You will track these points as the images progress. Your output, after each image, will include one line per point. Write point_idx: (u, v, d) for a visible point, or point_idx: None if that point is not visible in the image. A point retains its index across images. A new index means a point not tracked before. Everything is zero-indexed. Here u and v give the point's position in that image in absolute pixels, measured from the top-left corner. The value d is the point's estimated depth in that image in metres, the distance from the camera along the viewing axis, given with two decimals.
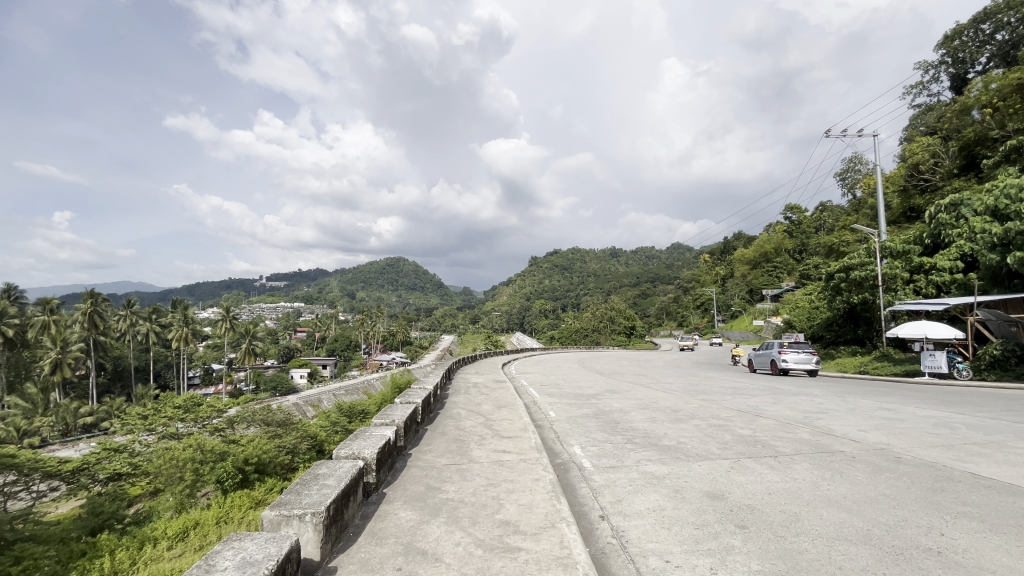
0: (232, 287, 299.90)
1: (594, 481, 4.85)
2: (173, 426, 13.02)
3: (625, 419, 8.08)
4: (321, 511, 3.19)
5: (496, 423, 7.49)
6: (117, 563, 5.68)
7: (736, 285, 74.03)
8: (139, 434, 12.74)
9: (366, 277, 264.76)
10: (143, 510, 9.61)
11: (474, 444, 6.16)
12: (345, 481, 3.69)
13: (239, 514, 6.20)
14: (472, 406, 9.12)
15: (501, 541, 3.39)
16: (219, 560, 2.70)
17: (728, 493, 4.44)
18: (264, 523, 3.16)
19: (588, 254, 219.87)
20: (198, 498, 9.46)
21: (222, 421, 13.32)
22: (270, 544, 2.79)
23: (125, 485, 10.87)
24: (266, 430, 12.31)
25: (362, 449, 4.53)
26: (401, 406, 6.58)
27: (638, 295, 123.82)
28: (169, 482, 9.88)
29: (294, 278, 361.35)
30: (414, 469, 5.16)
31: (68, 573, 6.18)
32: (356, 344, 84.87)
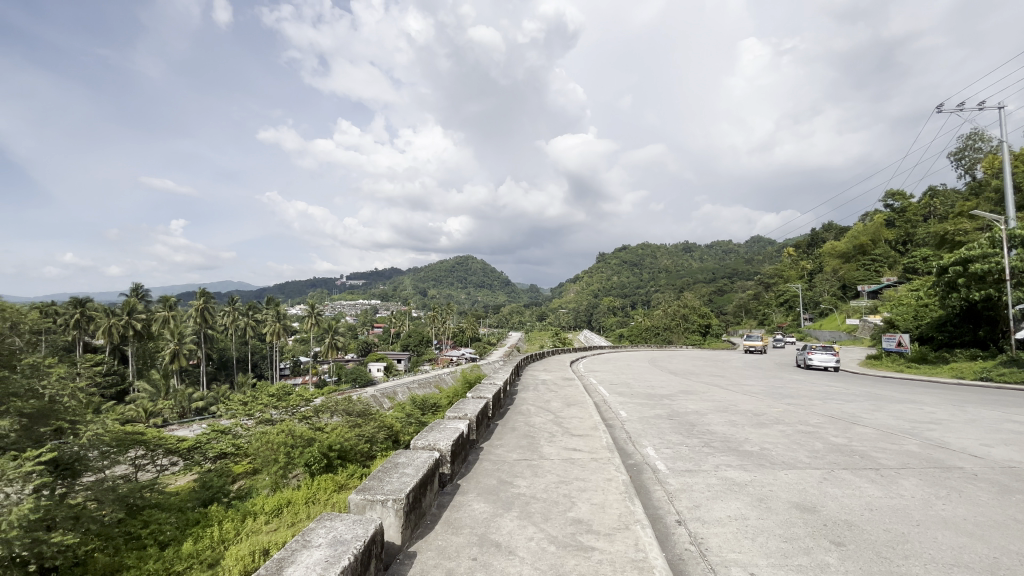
0: (317, 286, 323.53)
1: (669, 484, 4.69)
2: (268, 412, 14.30)
3: (702, 422, 7.71)
4: (402, 497, 3.35)
5: (566, 420, 7.48)
6: (225, 540, 6.37)
7: (826, 280, 68.02)
8: (240, 418, 14.16)
9: (437, 275, 274.45)
10: (244, 487, 10.70)
11: (544, 441, 6.19)
12: (422, 470, 3.86)
13: (325, 496, 6.73)
14: (542, 403, 9.16)
15: (575, 539, 3.37)
16: (312, 537, 2.93)
17: (821, 505, 4.11)
18: (352, 506, 3.39)
19: (659, 249, 212.05)
20: (289, 479, 10.38)
21: (309, 409, 14.44)
22: (357, 526, 2.98)
23: (230, 463, 12.16)
24: (348, 419, 13.22)
25: (438, 441, 4.71)
26: (472, 400, 6.75)
27: (714, 291, 117.48)
28: (265, 463, 10.90)
29: (371, 277, 383.05)
30: (487, 462, 5.28)
31: (188, 537, 7.09)
32: (428, 340, 88.27)
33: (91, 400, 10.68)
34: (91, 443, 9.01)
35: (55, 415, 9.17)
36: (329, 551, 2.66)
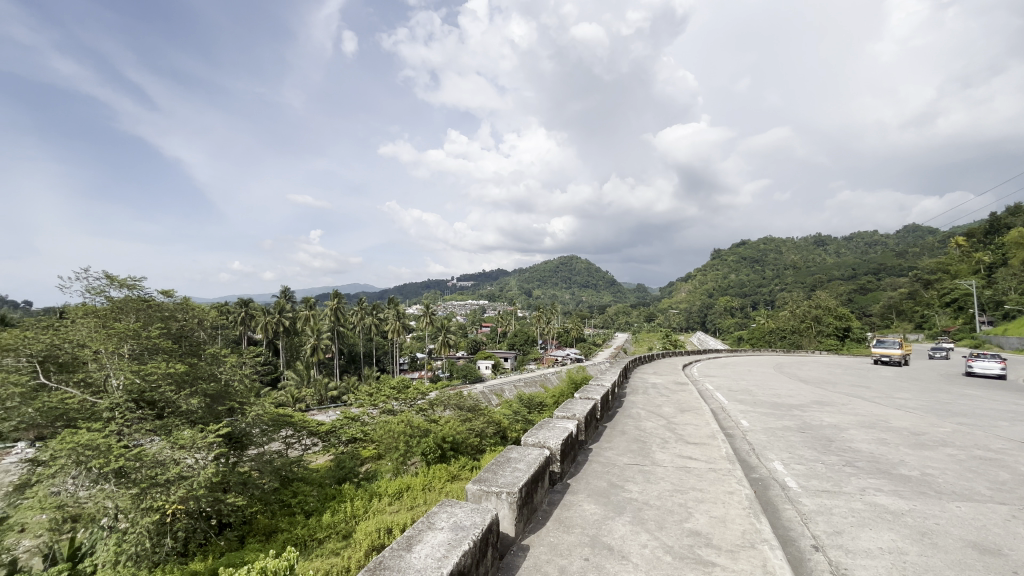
0: (431, 287, 346.41)
1: (802, 504, 4.21)
2: (390, 403, 15.64)
3: (842, 438, 6.78)
4: (515, 491, 3.46)
5: (679, 427, 7.09)
6: (358, 520, 7.21)
7: (1013, 276, 55.56)
8: (367, 407, 15.69)
9: (541, 276, 277.76)
10: (370, 470, 11.93)
11: (656, 447, 5.94)
12: (534, 467, 3.95)
13: (439, 484, 7.23)
14: (652, 407, 8.78)
15: (693, 552, 3.19)
16: (436, 518, 3.16)
17: (1009, 549, 3.37)
18: (469, 495, 3.59)
19: (786, 244, 190.91)
20: (408, 465, 11.34)
21: (425, 402, 15.52)
22: (475, 513, 3.14)
23: (359, 447, 13.53)
24: (459, 413, 14.08)
25: (547, 439, 4.77)
26: (581, 401, 6.70)
27: (855, 290, 102.54)
28: (388, 450, 12.01)
29: (479, 278, 399.40)
30: (596, 464, 5.22)
31: (327, 509, 8.20)
32: (533, 340, 89.62)
33: (254, 385, 12.79)
34: (253, 421, 10.90)
35: (229, 397, 11.21)
36: (450, 535, 2.84)
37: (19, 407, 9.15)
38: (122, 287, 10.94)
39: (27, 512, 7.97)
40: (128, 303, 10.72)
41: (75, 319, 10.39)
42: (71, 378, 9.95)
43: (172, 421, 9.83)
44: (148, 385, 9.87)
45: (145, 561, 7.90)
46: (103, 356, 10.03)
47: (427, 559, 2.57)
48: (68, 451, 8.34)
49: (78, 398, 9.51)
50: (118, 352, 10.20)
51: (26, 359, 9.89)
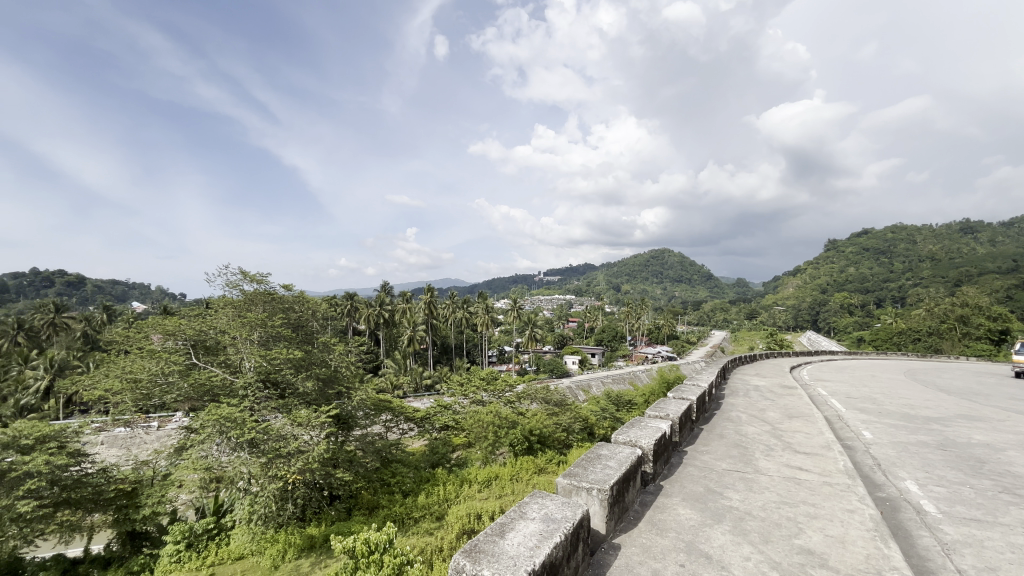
0: (518, 282, 351.25)
1: (944, 533, 3.65)
2: (480, 393, 16.17)
3: (997, 460, 5.75)
4: (606, 489, 3.40)
5: (788, 434, 6.48)
6: (450, 503, 7.74)
7: None
8: (459, 397, 16.38)
9: (630, 270, 269.30)
10: (461, 456, 12.57)
11: (760, 454, 5.51)
12: (625, 465, 3.86)
13: (527, 475, 7.50)
14: (754, 411, 8.14)
15: (803, 571, 2.93)
16: (528, 508, 3.22)
17: None
18: (560, 488, 3.62)
19: (922, 233, 165.33)
20: (496, 454, 11.79)
21: (513, 394, 15.94)
22: (566, 507, 3.14)
23: (451, 434, 14.23)
24: (546, 407, 14.38)
25: (639, 438, 4.64)
26: (675, 401, 6.42)
27: (1017, 285, 85.83)
28: (478, 438, 12.55)
29: (566, 273, 397.83)
30: (692, 467, 4.98)
31: (424, 490, 8.94)
32: (622, 336, 87.22)
33: (358, 371, 13.99)
34: (358, 405, 11.96)
35: (338, 381, 12.40)
36: (542, 526, 2.88)
37: (177, 382, 10.86)
38: (253, 281, 12.50)
39: (184, 471, 9.52)
40: (257, 295, 12.19)
41: (217, 308, 12.08)
42: (214, 359, 11.64)
43: (292, 401, 11.11)
44: (272, 368, 11.17)
45: (271, 522, 9.45)
46: (238, 342, 11.57)
47: (519, 548, 2.63)
48: (212, 422, 9.65)
49: (219, 377, 11.12)
50: (250, 338, 11.68)
51: (181, 342, 11.66)
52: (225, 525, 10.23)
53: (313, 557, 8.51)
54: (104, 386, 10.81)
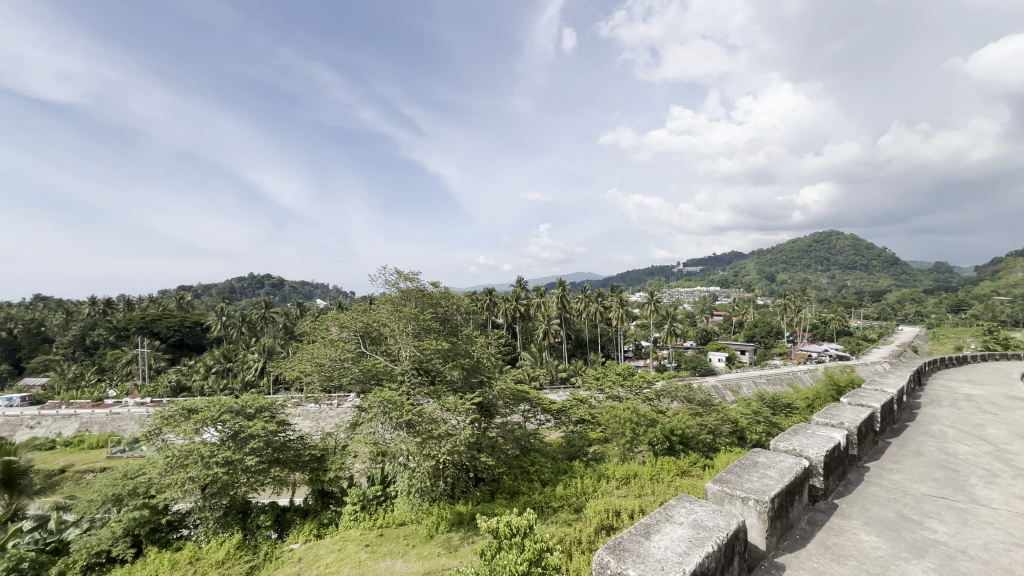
0: (655, 274, 333.71)
1: None
2: (616, 389, 15.86)
3: None
4: (765, 501, 3.07)
5: (1021, 459, 5.09)
6: (587, 497, 8.24)
7: None
8: (595, 391, 16.28)
9: (788, 258, 237.60)
10: (598, 451, 12.92)
11: (978, 480, 4.42)
12: (789, 477, 3.44)
13: (668, 477, 7.37)
14: (966, 426, 6.56)
15: None
16: (673, 510, 3.08)
17: None
18: (710, 495, 3.37)
19: None
20: (635, 452, 11.99)
21: (652, 391, 15.33)
22: (718, 516, 2.92)
23: (588, 428, 14.45)
24: (688, 407, 14.04)
25: (805, 447, 4.09)
26: (851, 408, 5.49)
27: None
28: (614, 433, 12.72)
29: (709, 263, 367.18)
30: (876, 488, 4.21)
31: (565, 483, 9.61)
32: (779, 332, 77.39)
33: (498, 363, 14.84)
34: (498, 395, 12.71)
35: (480, 371, 13.29)
36: (691, 532, 2.71)
37: (350, 366, 12.71)
38: (406, 280, 14.01)
39: (358, 444, 11.06)
40: (410, 292, 13.62)
41: (379, 303, 13.80)
42: (378, 349, 13.33)
43: (441, 388, 12.20)
44: (424, 358, 12.38)
45: (427, 495, 10.66)
46: (396, 333, 13.08)
47: (667, 552, 2.52)
48: (378, 403, 10.93)
49: (382, 364, 12.69)
50: (406, 331, 13.10)
51: (353, 333, 13.55)
52: (389, 493, 11.85)
53: (462, 532, 9.59)
54: (299, 368, 13.06)
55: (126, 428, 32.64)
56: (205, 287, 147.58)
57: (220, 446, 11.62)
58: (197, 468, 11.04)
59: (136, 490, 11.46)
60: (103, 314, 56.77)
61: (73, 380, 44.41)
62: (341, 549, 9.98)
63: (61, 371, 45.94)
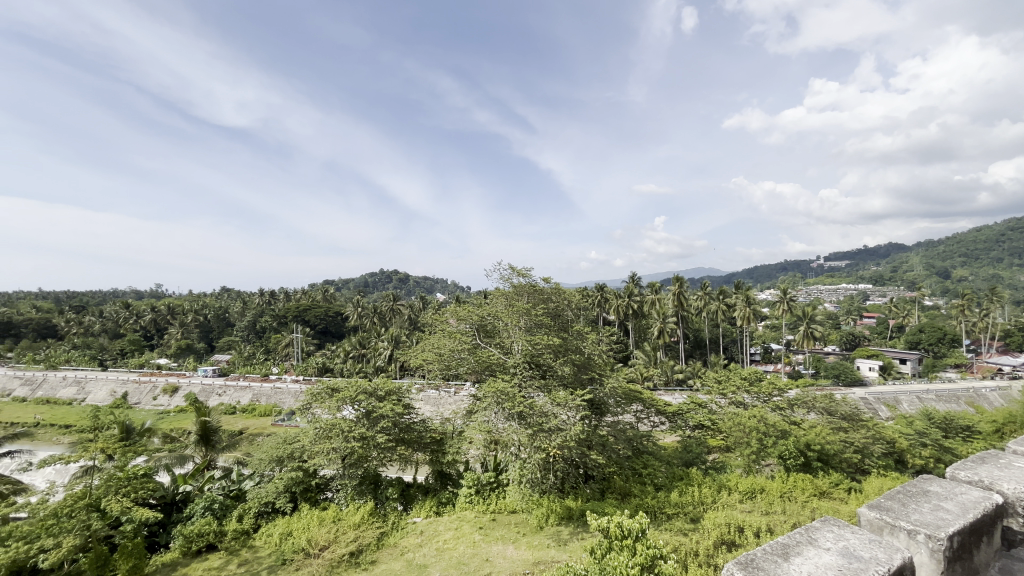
0: (790, 270, 298.04)
1: None
2: (741, 395, 14.54)
3: None
4: (941, 538, 2.59)
5: None
6: (705, 508, 8.35)
7: None
8: (716, 395, 15.10)
9: (970, 249, 195.48)
10: (718, 460, 12.17)
11: None
12: (972, 513, 2.85)
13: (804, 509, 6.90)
14: None
15: None
16: (816, 532, 2.75)
17: None
18: (864, 521, 2.93)
19: None
20: (761, 465, 11.26)
21: (783, 399, 13.87)
22: (876, 547, 2.53)
23: (707, 435, 13.57)
24: (829, 421, 12.48)
25: (996, 480, 3.35)
26: None
27: None
28: (737, 443, 11.91)
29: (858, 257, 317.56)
30: None
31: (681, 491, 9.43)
32: (955, 339, 63.90)
33: (609, 360, 14.61)
34: (609, 392, 12.52)
35: (591, 367, 13.16)
36: (842, 561, 2.39)
37: (467, 357, 13.45)
38: (519, 276, 14.37)
39: (474, 430, 11.65)
40: (522, 287, 13.96)
41: (493, 297, 14.40)
42: (492, 341, 13.91)
43: (552, 383, 12.34)
44: (536, 352, 12.60)
45: (537, 487, 10.89)
46: (509, 327, 13.55)
47: None
48: (492, 393, 11.42)
49: (495, 356, 13.23)
50: (519, 325, 13.48)
51: (469, 325, 14.28)
52: (502, 480, 12.38)
53: (571, 528, 9.76)
54: (422, 357, 14.12)
55: (285, 401, 38.39)
56: (346, 281, 166.82)
57: (357, 423, 13.06)
58: (339, 441, 12.53)
59: (292, 454, 13.33)
60: (269, 304, 67.47)
61: (248, 358, 53.58)
62: (457, 528, 10.64)
63: (240, 350, 55.66)
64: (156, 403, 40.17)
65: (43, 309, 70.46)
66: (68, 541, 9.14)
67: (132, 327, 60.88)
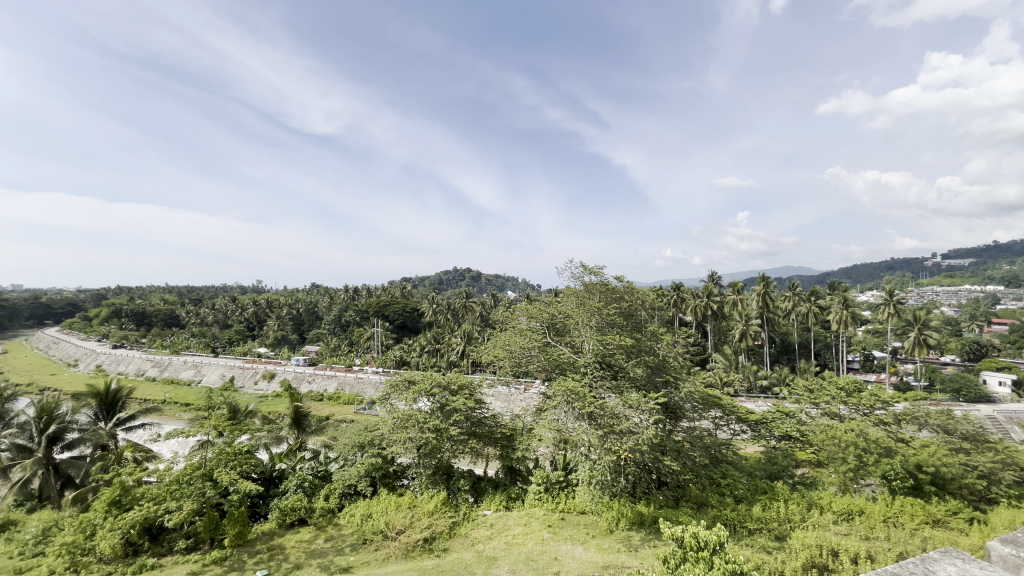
0: (897, 269, 266.17)
1: None
2: (837, 406, 13.26)
3: None
4: None
5: None
6: (792, 527, 7.78)
7: None
8: (806, 405, 13.89)
9: None
10: (808, 476, 11.24)
11: None
12: None
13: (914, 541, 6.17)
14: None
15: None
16: (934, 564, 2.46)
17: None
18: (994, 556, 2.57)
19: None
20: (860, 485, 10.27)
21: (888, 413, 12.46)
22: None
23: (796, 448, 12.56)
24: (945, 440, 11.03)
25: None
26: None
27: None
28: (831, 459, 10.94)
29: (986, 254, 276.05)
30: None
31: (764, 505, 8.86)
32: None
33: (685, 363, 14.03)
34: (686, 397, 11.99)
35: (666, 370, 12.69)
36: None
37: (537, 355, 13.51)
38: (591, 274, 14.19)
39: (543, 428, 11.65)
40: (594, 286, 13.75)
41: (564, 296, 14.34)
42: (563, 340, 13.86)
43: (624, 384, 12.02)
44: (607, 352, 12.36)
45: (608, 490, 10.71)
46: (581, 326, 13.44)
47: None
48: (562, 392, 11.36)
49: (566, 355, 13.17)
50: (590, 324, 13.29)
51: (540, 323, 14.31)
52: (571, 480, 12.30)
53: (642, 534, 9.50)
54: (493, 353, 14.38)
55: (366, 391, 40.89)
56: (422, 278, 174.07)
57: (431, 415, 13.59)
58: (415, 431, 13.11)
59: (372, 441, 14.14)
60: (353, 299, 72.25)
61: (334, 349, 57.74)
62: (526, 524, 10.74)
63: (327, 342, 60.13)
64: (257, 387, 44.57)
65: (169, 301, 80.83)
66: (187, 506, 10.54)
67: (239, 319, 68.00)
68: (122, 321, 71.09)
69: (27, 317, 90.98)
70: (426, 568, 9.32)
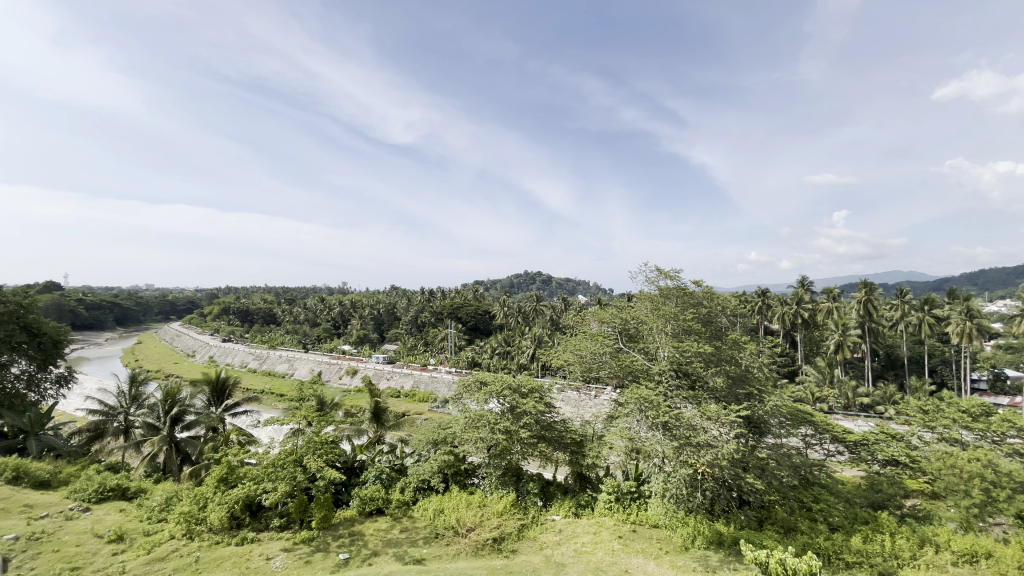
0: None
1: None
2: (957, 431, 11.58)
3: None
4: None
5: None
6: (897, 567, 7.03)
7: None
8: (917, 428, 12.28)
9: None
10: (920, 508, 9.99)
11: None
12: None
13: None
14: None
15: None
16: None
17: None
18: None
19: None
20: (987, 524, 8.95)
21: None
22: None
23: (904, 475, 11.17)
24: None
25: None
26: None
27: None
28: (950, 490, 9.64)
29: None
30: None
31: (862, 538, 8.07)
32: None
33: (772, 375, 13.02)
34: (772, 411, 11.16)
35: (749, 382, 11.86)
36: None
37: (609, 361, 13.22)
38: (667, 278, 13.66)
39: (614, 436, 11.32)
40: (669, 290, 13.23)
41: (638, 300, 13.93)
42: (636, 346, 13.42)
43: (702, 395, 11.42)
44: (684, 360, 11.83)
45: (683, 505, 10.22)
46: (655, 331, 12.93)
47: None
48: (635, 400, 11.02)
49: (639, 361, 12.75)
50: (666, 330, 12.78)
51: (612, 328, 13.98)
52: (643, 491, 11.90)
53: (721, 554, 8.97)
54: (563, 357, 14.25)
55: (439, 389, 42.33)
56: (493, 282, 177.23)
57: (502, 416, 13.75)
58: (486, 431, 13.34)
59: (445, 438, 14.56)
60: (428, 301, 75.19)
61: (411, 349, 60.43)
62: (596, 532, 10.53)
63: (404, 342, 63.07)
64: (341, 381, 47.78)
65: (268, 300, 89.17)
66: (282, 487, 11.57)
67: (327, 318, 73.38)
68: (230, 318, 79.54)
69: (157, 313, 104.63)
70: (495, 568, 9.45)
